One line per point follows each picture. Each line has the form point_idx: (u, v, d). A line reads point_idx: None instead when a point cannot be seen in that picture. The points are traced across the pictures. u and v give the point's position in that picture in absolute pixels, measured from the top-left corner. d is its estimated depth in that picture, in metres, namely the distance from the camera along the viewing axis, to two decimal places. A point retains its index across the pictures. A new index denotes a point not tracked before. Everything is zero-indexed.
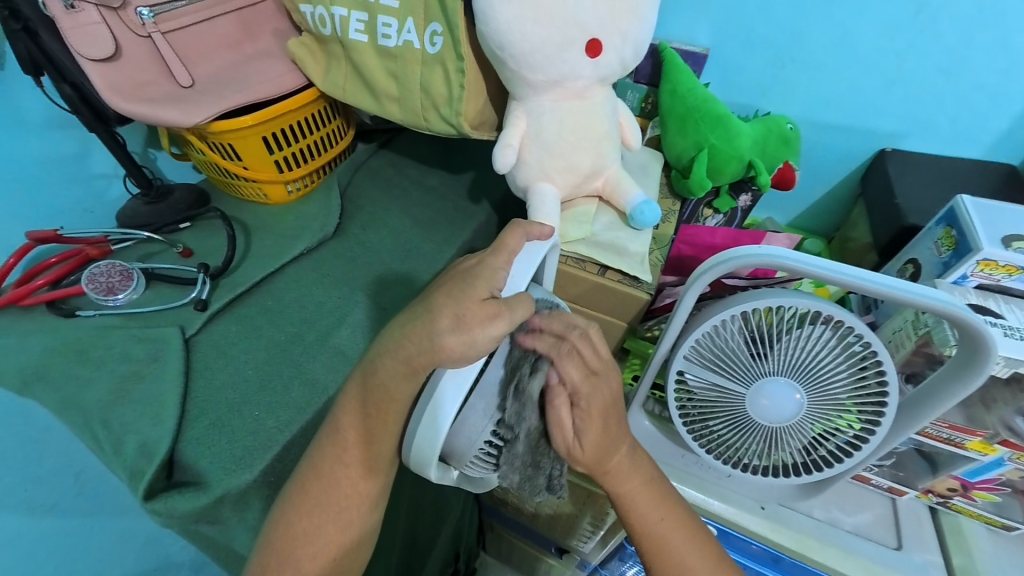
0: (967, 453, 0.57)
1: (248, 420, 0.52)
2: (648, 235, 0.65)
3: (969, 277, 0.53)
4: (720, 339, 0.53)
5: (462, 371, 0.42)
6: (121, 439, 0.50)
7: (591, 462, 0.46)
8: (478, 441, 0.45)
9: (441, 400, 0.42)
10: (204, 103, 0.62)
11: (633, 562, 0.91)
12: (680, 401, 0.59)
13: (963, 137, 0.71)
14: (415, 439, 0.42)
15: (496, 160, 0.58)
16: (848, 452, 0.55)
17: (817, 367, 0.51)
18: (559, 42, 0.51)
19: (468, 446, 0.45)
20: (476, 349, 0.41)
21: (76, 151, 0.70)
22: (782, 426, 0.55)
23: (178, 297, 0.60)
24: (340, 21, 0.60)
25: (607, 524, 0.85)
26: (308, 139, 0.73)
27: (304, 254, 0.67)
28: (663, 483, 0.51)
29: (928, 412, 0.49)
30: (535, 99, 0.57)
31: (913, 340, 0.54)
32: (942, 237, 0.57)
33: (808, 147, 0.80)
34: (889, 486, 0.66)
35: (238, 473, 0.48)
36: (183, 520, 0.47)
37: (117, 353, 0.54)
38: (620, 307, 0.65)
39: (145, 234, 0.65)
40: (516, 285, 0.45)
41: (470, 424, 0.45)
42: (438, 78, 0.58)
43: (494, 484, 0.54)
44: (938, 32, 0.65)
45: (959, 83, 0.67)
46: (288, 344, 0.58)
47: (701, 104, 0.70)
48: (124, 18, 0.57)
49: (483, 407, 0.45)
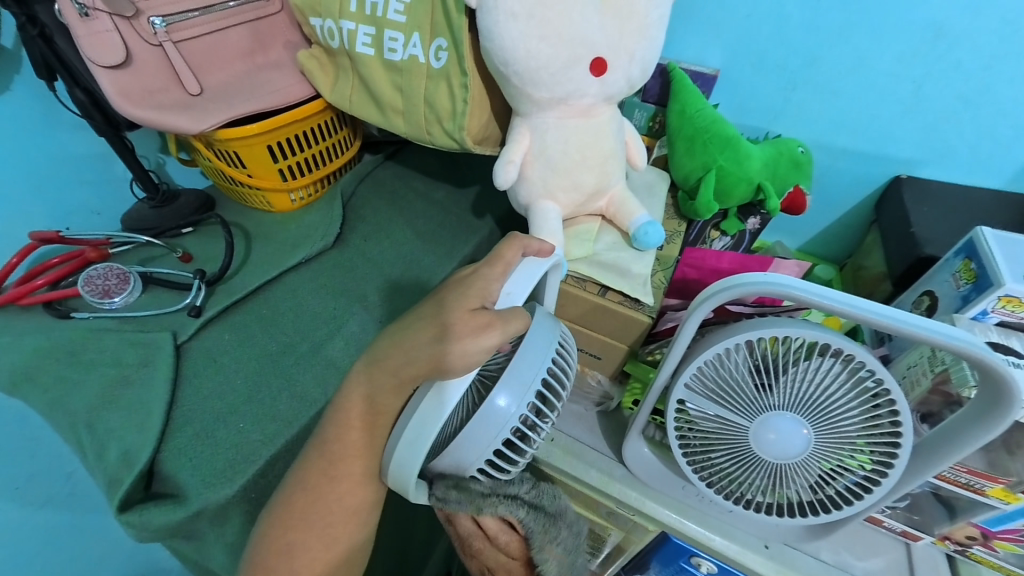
0: (988, 500, 0.53)
1: (232, 432, 0.50)
2: (651, 256, 0.63)
3: (989, 313, 0.50)
4: (724, 368, 0.51)
5: (452, 388, 0.40)
6: (104, 445, 0.49)
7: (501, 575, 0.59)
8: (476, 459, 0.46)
9: (425, 418, 0.40)
10: (211, 111, 0.63)
11: None
12: (681, 431, 0.56)
13: (982, 167, 0.69)
14: (395, 458, 0.42)
15: (498, 176, 0.57)
16: (858, 494, 0.52)
17: (825, 403, 0.48)
18: (564, 59, 0.50)
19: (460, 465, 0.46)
20: (466, 367, 0.39)
21: (86, 153, 0.71)
22: (787, 463, 0.52)
23: (174, 302, 0.59)
24: (348, 34, 0.60)
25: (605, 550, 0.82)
26: (314, 149, 0.73)
27: (302, 263, 0.66)
28: None
29: (945, 456, 0.46)
30: (539, 116, 0.56)
31: (930, 378, 0.52)
32: (960, 270, 0.54)
33: (821, 172, 0.78)
34: (903, 531, 0.62)
35: (217, 488, 0.46)
36: (157, 534, 0.45)
37: (107, 357, 0.53)
38: (621, 331, 0.63)
39: (145, 239, 0.65)
40: (513, 300, 0.44)
41: (463, 449, 0.46)
42: (442, 92, 0.58)
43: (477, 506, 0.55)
44: (955, 60, 0.63)
45: (977, 112, 0.65)
46: (280, 353, 0.56)
47: (711, 124, 0.69)
48: (136, 27, 0.59)
49: (482, 431, 0.45)
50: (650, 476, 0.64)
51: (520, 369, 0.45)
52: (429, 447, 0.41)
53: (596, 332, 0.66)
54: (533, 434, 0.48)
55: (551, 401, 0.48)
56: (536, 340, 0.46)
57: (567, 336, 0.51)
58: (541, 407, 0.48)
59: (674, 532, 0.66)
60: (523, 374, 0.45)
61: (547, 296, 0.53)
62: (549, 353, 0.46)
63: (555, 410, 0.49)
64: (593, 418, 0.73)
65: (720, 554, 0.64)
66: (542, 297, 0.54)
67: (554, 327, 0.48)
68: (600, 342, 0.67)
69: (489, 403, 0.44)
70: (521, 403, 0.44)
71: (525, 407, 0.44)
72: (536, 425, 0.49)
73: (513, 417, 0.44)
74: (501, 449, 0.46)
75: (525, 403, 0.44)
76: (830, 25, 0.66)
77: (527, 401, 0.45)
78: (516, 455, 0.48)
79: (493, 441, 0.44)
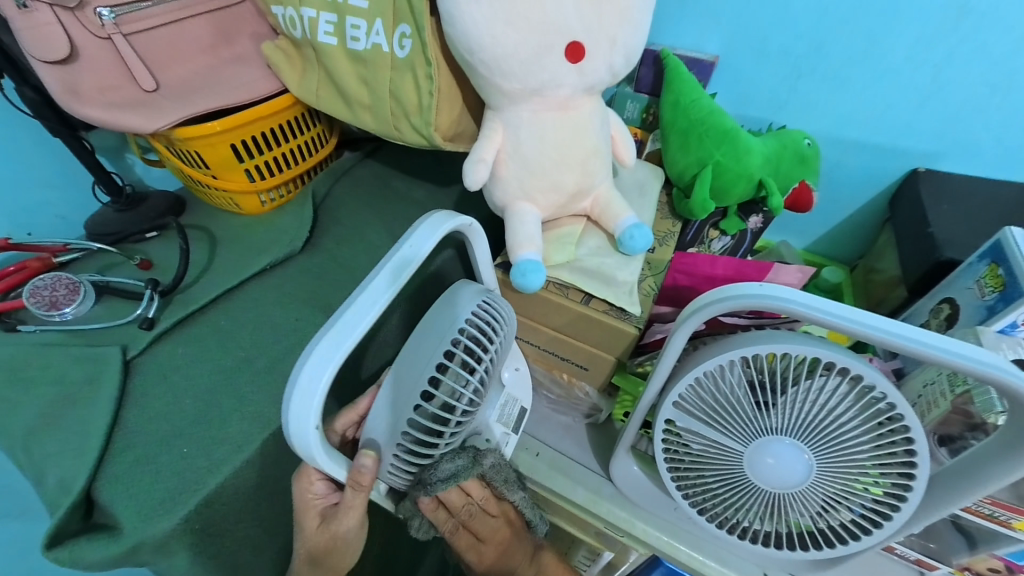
0: (1013, 532, 0.48)
1: (176, 457, 0.46)
2: (639, 262, 0.58)
3: (1018, 326, 0.44)
4: (718, 386, 0.46)
5: (333, 340, 0.33)
6: (41, 471, 0.45)
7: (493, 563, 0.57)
8: (398, 433, 0.40)
9: (308, 379, 0.33)
10: (168, 109, 0.59)
11: None
12: (671, 453, 0.51)
13: (1010, 160, 0.63)
14: (288, 432, 0.35)
15: (468, 176, 0.52)
16: (866, 528, 0.46)
17: (831, 427, 0.43)
18: (536, 46, 0.45)
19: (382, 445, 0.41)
20: (346, 324, 0.34)
21: (43, 154, 0.67)
22: (787, 492, 0.46)
23: (125, 313, 0.56)
24: (309, 23, 0.56)
25: (603, 559, 0.75)
26: (284, 147, 0.69)
27: (267, 270, 0.62)
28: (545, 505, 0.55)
29: (968, 492, 0.40)
30: (512, 110, 0.51)
31: (948, 398, 0.46)
32: (986, 276, 0.48)
33: (829, 165, 0.72)
34: (917, 559, 0.57)
35: (156, 520, 0.43)
36: (90, 565, 0.42)
37: (48, 374, 0.50)
38: (608, 342, 0.58)
39: (97, 246, 0.61)
40: (416, 249, 0.38)
41: (380, 421, 0.41)
42: (408, 85, 0.54)
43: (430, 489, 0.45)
44: (985, 42, 0.56)
45: (1007, 99, 0.59)
46: (235, 370, 0.52)
47: (707, 116, 0.63)
48: (81, 18, 0.54)
49: (394, 398, 0.40)
50: (640, 495, 0.59)
51: (427, 330, 0.41)
52: (320, 407, 0.34)
53: (580, 342, 0.61)
54: (450, 391, 0.41)
55: (481, 356, 0.43)
56: (460, 292, 0.45)
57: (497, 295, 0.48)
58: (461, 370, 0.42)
59: (665, 555, 0.62)
60: (441, 323, 0.41)
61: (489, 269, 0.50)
62: (470, 302, 0.43)
63: (488, 364, 0.43)
64: (582, 431, 0.69)
65: None
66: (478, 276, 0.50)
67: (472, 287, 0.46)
68: (584, 352, 0.62)
69: (397, 368, 0.40)
70: (429, 361, 0.40)
71: (440, 356, 0.40)
72: (461, 395, 0.43)
73: (427, 366, 0.39)
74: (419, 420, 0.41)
75: (434, 362, 0.40)
76: (844, 3, 0.60)
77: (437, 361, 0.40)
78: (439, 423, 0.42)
79: (407, 408, 0.40)
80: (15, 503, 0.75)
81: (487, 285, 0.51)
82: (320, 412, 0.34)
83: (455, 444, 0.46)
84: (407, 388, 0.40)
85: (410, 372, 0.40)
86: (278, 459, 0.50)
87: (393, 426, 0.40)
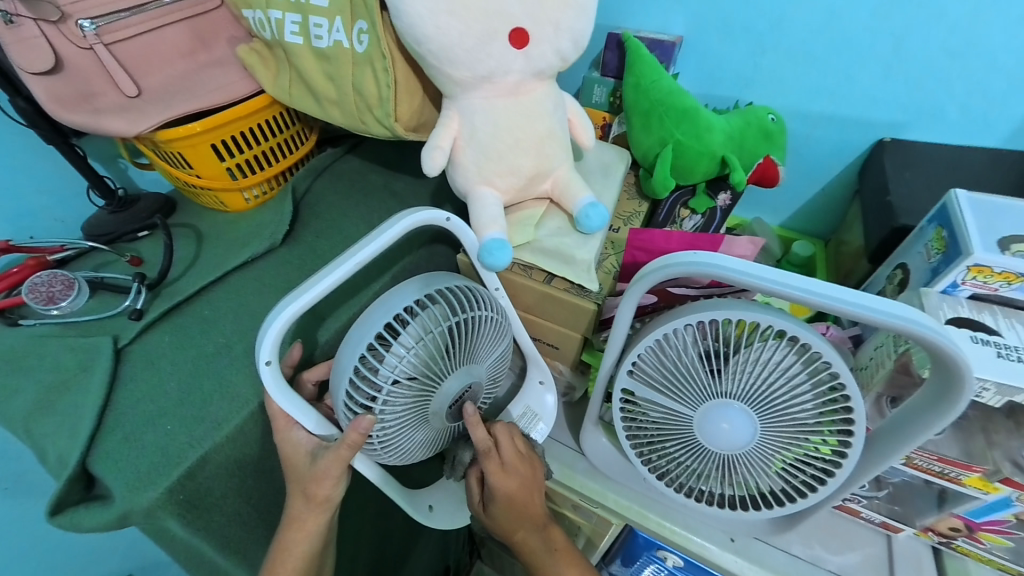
0: (967, 489, 0.49)
1: (162, 433, 0.50)
2: (597, 241, 0.59)
3: (960, 286, 0.45)
4: (669, 355, 0.48)
5: (298, 294, 0.42)
6: (43, 449, 0.50)
7: (516, 512, 0.55)
8: (342, 391, 0.46)
9: (271, 322, 0.42)
10: (148, 113, 0.62)
11: (645, 560, 0.74)
12: (632, 421, 0.53)
13: (975, 125, 0.62)
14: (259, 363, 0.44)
15: (425, 163, 0.55)
16: (813, 486, 0.48)
17: (776, 391, 0.44)
18: (479, 34, 0.47)
19: (333, 400, 0.47)
20: (308, 280, 0.43)
21: (39, 163, 0.72)
22: (736, 454, 0.48)
23: (115, 305, 0.60)
24: (277, 24, 0.58)
25: (585, 534, 0.77)
26: (264, 145, 0.72)
27: (247, 263, 0.65)
28: (530, 460, 0.56)
29: (905, 447, 0.41)
30: (465, 98, 0.53)
31: (892, 359, 0.48)
32: (933, 240, 0.49)
33: (798, 140, 0.72)
34: (883, 522, 0.58)
35: (142, 491, 0.46)
36: (87, 531, 0.46)
37: (46, 363, 0.54)
38: (572, 319, 0.60)
39: (91, 245, 0.65)
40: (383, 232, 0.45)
41: (337, 382, 0.46)
42: (369, 79, 0.56)
43: (373, 449, 0.50)
44: (942, 8, 0.56)
45: (968, 63, 0.58)
46: (216, 354, 0.56)
47: (667, 96, 0.63)
48: (64, 31, 0.57)
49: (346, 361, 0.45)
50: (609, 467, 0.62)
51: (388, 301, 0.46)
52: (272, 343, 0.42)
53: (549, 322, 0.63)
54: (386, 365, 0.45)
55: (422, 337, 0.46)
56: (427, 278, 0.49)
57: (468, 287, 0.51)
58: (403, 346, 0.45)
59: (637, 525, 0.64)
60: (390, 301, 0.46)
61: (475, 260, 0.55)
62: (424, 289, 0.47)
63: (428, 347, 0.46)
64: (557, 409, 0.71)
65: (684, 548, 0.61)
66: (486, 280, 0.57)
67: (450, 276, 0.50)
68: (552, 332, 0.64)
69: (354, 336, 0.46)
70: (375, 330, 0.45)
71: (381, 326, 0.45)
72: (404, 374, 0.45)
73: (371, 333, 0.45)
74: (358, 385, 0.46)
75: (379, 331, 0.45)
76: None
77: (382, 332, 0.45)
78: (373, 393, 0.45)
79: (350, 367, 0.45)
80: (33, 488, 0.81)
81: (490, 285, 0.57)
82: (274, 348, 0.43)
83: (394, 424, 0.48)
84: (354, 351, 0.45)
85: (359, 338, 0.45)
86: (259, 434, 0.54)
87: (339, 385, 0.46)
